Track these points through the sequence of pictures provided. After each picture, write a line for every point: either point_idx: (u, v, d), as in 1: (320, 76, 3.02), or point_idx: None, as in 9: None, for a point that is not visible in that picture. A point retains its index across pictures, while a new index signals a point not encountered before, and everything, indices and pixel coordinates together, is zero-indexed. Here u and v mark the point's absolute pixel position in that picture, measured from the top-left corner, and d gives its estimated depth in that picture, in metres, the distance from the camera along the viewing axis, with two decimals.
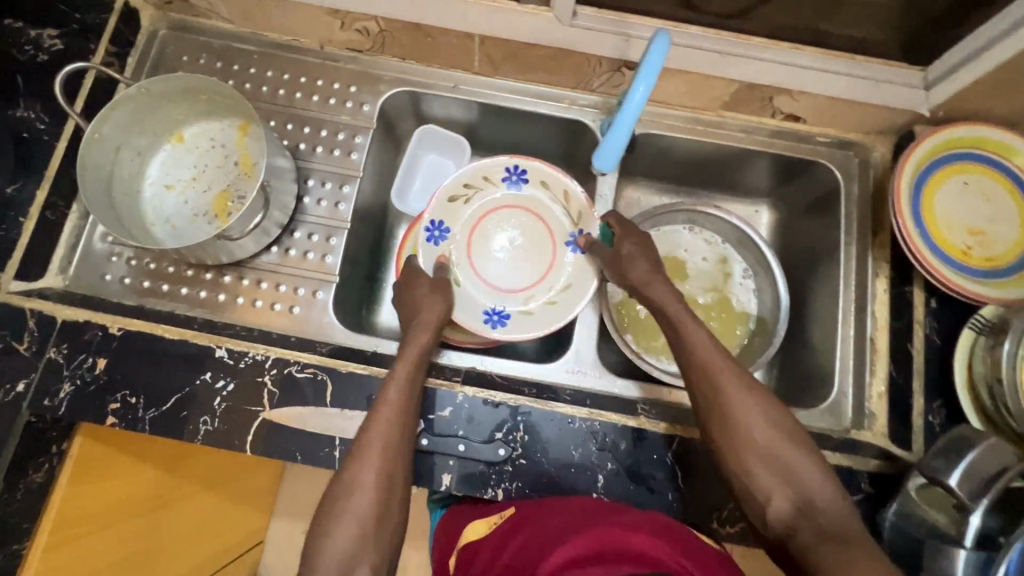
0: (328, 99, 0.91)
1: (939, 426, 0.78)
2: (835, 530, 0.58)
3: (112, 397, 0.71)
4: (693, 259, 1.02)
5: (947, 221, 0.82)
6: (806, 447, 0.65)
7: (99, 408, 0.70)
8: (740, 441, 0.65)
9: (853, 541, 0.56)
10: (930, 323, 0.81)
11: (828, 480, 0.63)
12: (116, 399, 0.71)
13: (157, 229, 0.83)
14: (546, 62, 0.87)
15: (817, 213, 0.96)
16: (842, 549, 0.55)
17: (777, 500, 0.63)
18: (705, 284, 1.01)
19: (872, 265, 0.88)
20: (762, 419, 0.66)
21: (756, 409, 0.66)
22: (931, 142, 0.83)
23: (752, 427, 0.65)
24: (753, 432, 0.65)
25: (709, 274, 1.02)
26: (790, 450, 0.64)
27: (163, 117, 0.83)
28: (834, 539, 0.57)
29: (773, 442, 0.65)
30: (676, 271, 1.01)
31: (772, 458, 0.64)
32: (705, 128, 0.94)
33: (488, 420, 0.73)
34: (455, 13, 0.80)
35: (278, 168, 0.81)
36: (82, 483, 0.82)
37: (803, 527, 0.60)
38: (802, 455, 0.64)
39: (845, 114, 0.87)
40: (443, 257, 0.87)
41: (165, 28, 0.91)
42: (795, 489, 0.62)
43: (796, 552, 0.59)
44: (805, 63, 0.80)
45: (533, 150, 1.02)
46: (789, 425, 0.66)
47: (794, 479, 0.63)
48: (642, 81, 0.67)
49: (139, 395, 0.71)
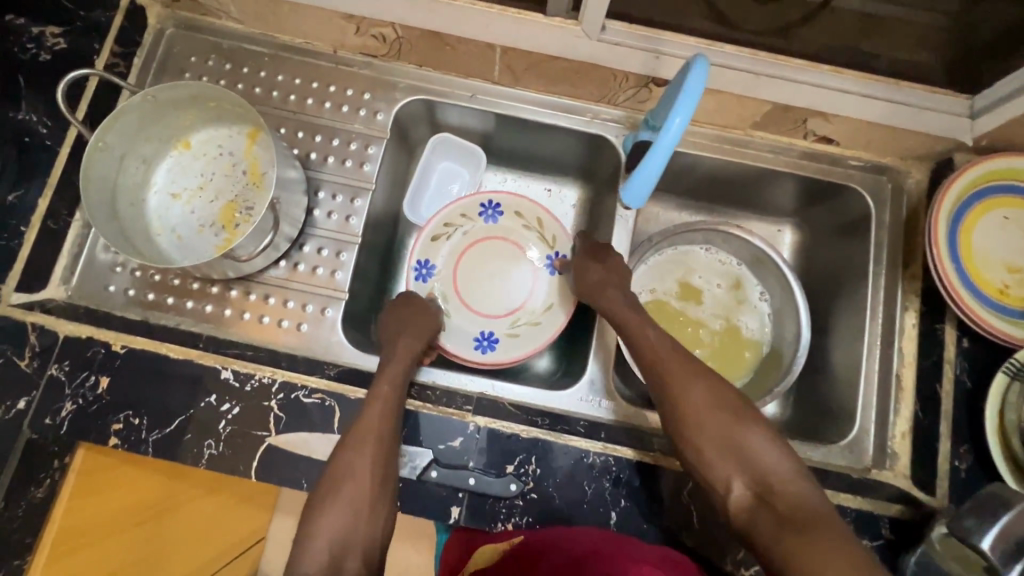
0: (340, 106, 0.88)
1: (965, 471, 0.75)
2: (794, 514, 0.58)
3: (115, 417, 0.70)
4: (708, 288, 0.99)
5: (985, 258, 0.79)
6: (760, 427, 0.65)
7: (102, 429, 0.69)
8: (690, 430, 0.67)
9: (808, 524, 0.56)
10: (960, 363, 0.79)
11: (785, 460, 0.63)
12: (119, 420, 0.70)
13: (162, 239, 0.80)
14: (569, 75, 0.83)
15: (845, 238, 0.92)
16: (799, 535, 0.55)
17: (737, 486, 0.63)
18: (719, 313, 0.98)
19: (902, 298, 0.84)
20: (711, 403, 0.67)
21: (703, 398, 0.68)
22: (973, 174, 0.79)
23: (700, 412, 0.67)
24: (705, 417, 0.66)
25: (724, 302, 0.99)
26: (744, 432, 0.65)
27: (169, 124, 0.80)
28: (790, 522, 0.57)
29: (722, 424, 0.66)
30: (691, 299, 0.98)
31: (727, 446, 0.65)
32: (733, 146, 0.90)
33: (500, 452, 0.72)
34: (477, 23, 0.76)
35: (288, 180, 0.78)
36: (83, 500, 0.80)
37: (762, 514, 0.60)
38: (757, 436, 0.64)
39: (882, 138, 0.83)
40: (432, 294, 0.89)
41: (172, 26, 0.87)
42: (751, 473, 0.63)
43: (757, 542, 0.59)
44: (844, 87, 0.76)
45: (551, 162, 0.98)
46: (740, 410, 0.67)
47: (750, 462, 0.63)
48: (683, 103, 0.61)
49: (143, 416, 0.70)
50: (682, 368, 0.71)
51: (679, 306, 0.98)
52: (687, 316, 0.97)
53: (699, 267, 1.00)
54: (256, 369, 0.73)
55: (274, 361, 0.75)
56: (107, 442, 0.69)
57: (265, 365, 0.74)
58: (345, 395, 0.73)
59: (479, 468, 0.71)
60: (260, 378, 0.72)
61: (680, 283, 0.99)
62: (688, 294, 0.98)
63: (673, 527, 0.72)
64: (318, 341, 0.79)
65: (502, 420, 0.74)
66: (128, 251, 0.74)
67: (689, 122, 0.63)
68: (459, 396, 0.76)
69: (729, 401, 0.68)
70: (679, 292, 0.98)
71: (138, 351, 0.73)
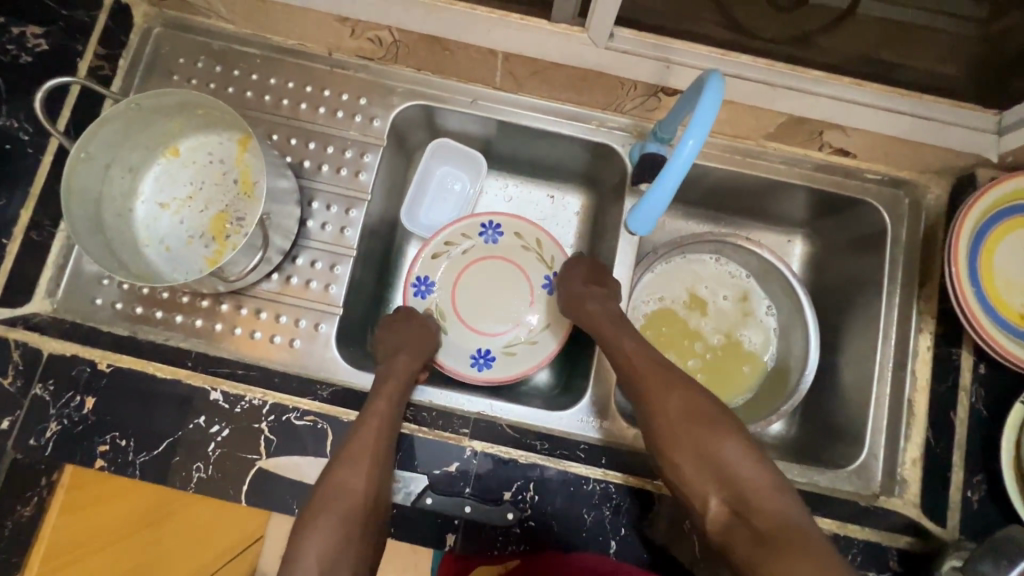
0: (335, 112, 0.84)
1: (978, 502, 0.73)
2: (771, 530, 0.53)
3: (102, 438, 0.68)
4: (714, 299, 0.96)
5: (1007, 281, 0.76)
6: (738, 436, 0.61)
7: (88, 451, 0.68)
8: (665, 443, 0.63)
9: (786, 539, 0.51)
10: (976, 390, 0.76)
11: (764, 470, 0.59)
12: (106, 441, 0.68)
13: (150, 251, 0.77)
14: (575, 82, 0.79)
15: (858, 252, 0.89)
16: (776, 551, 0.51)
17: (714, 501, 0.59)
18: (723, 327, 0.95)
19: (917, 319, 0.81)
20: (686, 412, 0.64)
21: (679, 409, 0.64)
22: (998, 193, 0.76)
23: (674, 423, 0.63)
24: (680, 428, 0.63)
25: (729, 315, 0.96)
26: (719, 441, 0.61)
27: (157, 131, 0.76)
28: (767, 541, 0.52)
29: (695, 434, 0.62)
30: (696, 310, 0.95)
31: (701, 460, 0.61)
32: (745, 157, 0.86)
33: (497, 478, 0.70)
34: (479, 28, 0.73)
35: (280, 190, 0.75)
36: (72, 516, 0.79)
37: (739, 531, 0.56)
38: (734, 446, 0.60)
39: (901, 152, 0.80)
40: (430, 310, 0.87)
41: (160, 25, 0.84)
42: (727, 486, 0.58)
43: (736, 560, 0.55)
44: (864, 100, 0.72)
45: (554, 169, 0.95)
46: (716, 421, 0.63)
47: (727, 474, 0.59)
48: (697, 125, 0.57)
49: (130, 438, 0.68)
50: (656, 378, 0.68)
51: (686, 318, 0.95)
52: (695, 330, 0.95)
53: (706, 277, 0.96)
54: (247, 390, 0.71)
55: (265, 380, 0.73)
56: (94, 463, 0.68)
57: (256, 386, 0.72)
58: (338, 418, 0.71)
59: (475, 495, 0.70)
60: (250, 399, 0.71)
61: (686, 293, 0.96)
62: (695, 306, 0.95)
63: (675, 557, 0.70)
64: (311, 358, 0.77)
65: (499, 444, 0.72)
66: (114, 266, 0.71)
67: (703, 144, 0.58)
68: (455, 418, 0.74)
69: (703, 409, 0.64)
70: (687, 303, 0.95)
71: (126, 370, 0.71)
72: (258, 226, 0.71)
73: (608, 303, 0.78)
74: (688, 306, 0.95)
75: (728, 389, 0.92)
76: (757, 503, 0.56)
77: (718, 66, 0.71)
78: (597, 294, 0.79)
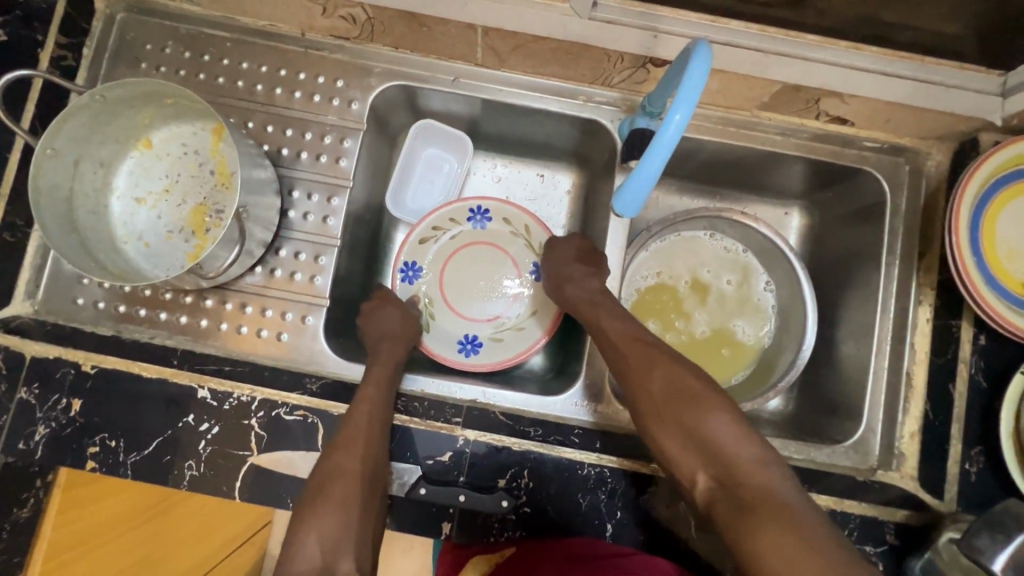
0: (312, 96, 0.81)
1: (976, 474, 0.72)
2: (755, 501, 0.51)
3: (91, 440, 0.68)
4: (717, 284, 0.94)
5: (1009, 248, 0.73)
6: (724, 408, 0.59)
7: (78, 454, 0.67)
8: (650, 420, 0.62)
9: (772, 513, 0.50)
10: (976, 362, 0.75)
11: (750, 442, 0.56)
12: (95, 443, 0.68)
13: (129, 247, 0.76)
14: (559, 57, 0.76)
15: (856, 224, 0.86)
16: (763, 524, 0.49)
17: (702, 476, 0.57)
18: (725, 312, 0.94)
19: (917, 291, 0.79)
20: (669, 390, 0.62)
21: (661, 383, 0.62)
22: (1002, 157, 0.73)
23: (658, 400, 0.62)
24: (664, 406, 0.61)
25: (731, 300, 0.94)
26: (702, 415, 0.59)
27: (126, 122, 0.74)
28: (753, 512, 0.51)
29: (681, 410, 0.60)
30: (697, 294, 0.94)
31: (686, 434, 0.59)
32: (739, 129, 0.83)
33: (491, 466, 0.70)
34: (455, 3, 0.69)
35: (258, 181, 0.72)
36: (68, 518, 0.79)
37: (723, 501, 0.54)
38: (720, 418, 0.58)
39: (901, 118, 0.77)
40: (418, 297, 0.86)
41: (123, 10, 0.80)
42: (711, 461, 0.56)
43: (722, 533, 0.53)
44: (862, 65, 0.69)
45: (542, 148, 0.92)
46: (699, 392, 0.61)
47: (713, 448, 0.57)
48: (684, 93, 0.54)
49: (120, 439, 0.68)
50: (640, 357, 0.66)
51: (684, 301, 0.93)
52: (688, 312, 0.93)
53: (710, 261, 0.94)
54: (236, 386, 0.70)
55: (255, 376, 0.72)
56: (85, 465, 0.67)
57: (244, 383, 0.71)
58: (329, 412, 0.70)
59: (469, 483, 0.70)
60: (241, 395, 0.70)
61: (687, 276, 0.94)
62: (697, 291, 0.94)
63: (670, 537, 0.70)
64: (300, 351, 0.76)
65: (493, 432, 0.71)
66: (91, 265, 0.70)
67: (691, 115, 0.55)
68: (448, 408, 0.73)
69: (686, 383, 0.62)
70: (688, 288, 0.94)
71: (112, 371, 0.70)
72: (234, 219, 0.69)
73: (586, 282, 0.77)
74: (689, 292, 0.94)
75: (725, 367, 0.92)
76: (744, 478, 0.54)
77: (709, 35, 0.68)
78: (577, 274, 0.78)
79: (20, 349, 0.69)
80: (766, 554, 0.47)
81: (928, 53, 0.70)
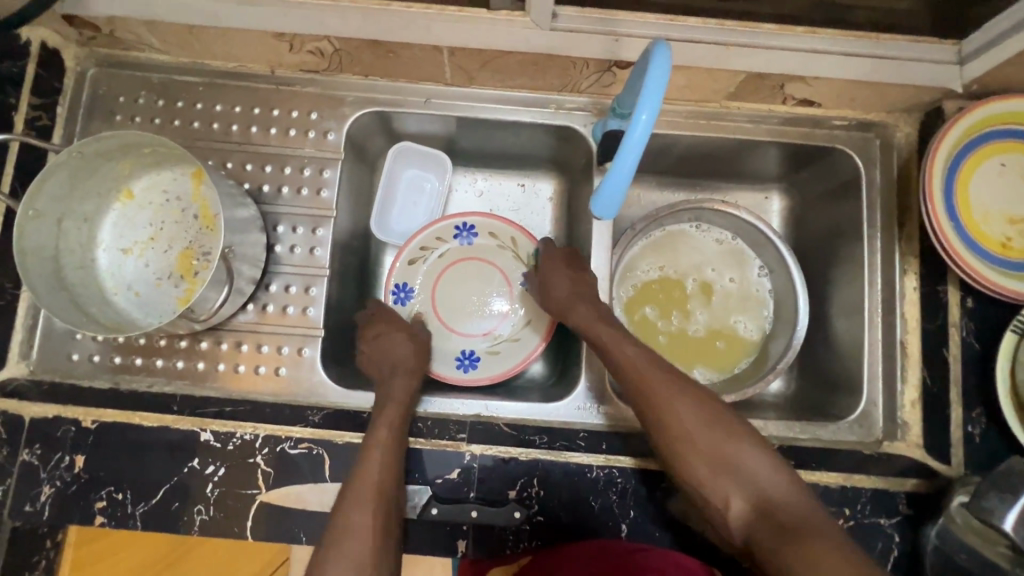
0: (287, 131, 0.82)
1: (979, 436, 0.73)
2: (795, 527, 0.53)
3: (98, 494, 0.67)
4: (721, 281, 0.94)
5: (984, 211, 0.75)
6: (754, 439, 0.62)
7: (86, 510, 0.67)
8: (679, 448, 0.62)
9: (814, 534, 0.51)
10: (967, 325, 0.76)
11: (780, 471, 0.59)
12: (102, 497, 0.67)
13: (120, 298, 0.76)
14: (526, 69, 0.77)
15: (834, 202, 0.88)
16: (804, 544, 0.51)
17: (737, 502, 0.59)
18: (729, 309, 0.94)
19: (900, 262, 0.81)
20: (699, 420, 0.63)
21: (691, 410, 0.63)
22: (968, 121, 0.74)
23: (689, 429, 0.62)
24: (689, 432, 0.62)
25: (735, 297, 0.94)
26: (736, 444, 0.61)
27: (106, 176, 0.74)
28: (793, 537, 0.52)
29: (713, 440, 0.61)
30: (703, 293, 0.94)
31: (720, 463, 0.60)
32: (710, 121, 0.84)
33: (501, 479, 0.70)
34: (418, 27, 0.70)
35: (242, 219, 0.73)
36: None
37: (762, 528, 0.56)
38: (752, 448, 0.60)
39: (865, 95, 0.78)
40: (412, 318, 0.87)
41: (94, 66, 0.81)
42: (748, 488, 0.58)
43: (762, 560, 0.54)
44: (820, 48, 0.71)
45: (520, 158, 0.93)
46: (730, 421, 0.63)
47: (747, 476, 0.59)
48: (648, 95, 0.55)
49: (126, 490, 0.68)
50: (666, 386, 0.66)
51: (686, 299, 0.94)
52: (689, 310, 0.93)
53: (715, 259, 0.95)
54: (238, 426, 0.70)
55: (256, 414, 0.72)
56: (94, 520, 0.67)
57: (245, 422, 0.70)
58: (334, 441, 0.70)
59: (480, 498, 0.70)
60: (244, 434, 0.70)
61: (693, 276, 0.94)
62: (702, 292, 0.94)
63: (685, 530, 0.70)
64: (299, 385, 0.76)
65: (499, 445, 0.71)
66: (83, 320, 0.70)
67: (657, 114, 0.56)
68: (451, 425, 0.73)
69: (716, 413, 0.64)
70: (694, 289, 0.94)
71: (114, 422, 0.70)
72: (220, 260, 0.69)
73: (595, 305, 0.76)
74: (695, 291, 0.94)
75: (724, 356, 0.92)
76: (776, 506, 0.56)
77: (668, 33, 0.69)
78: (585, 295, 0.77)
79: (20, 410, 0.69)
80: (811, 565, 0.48)
81: (884, 30, 0.71)
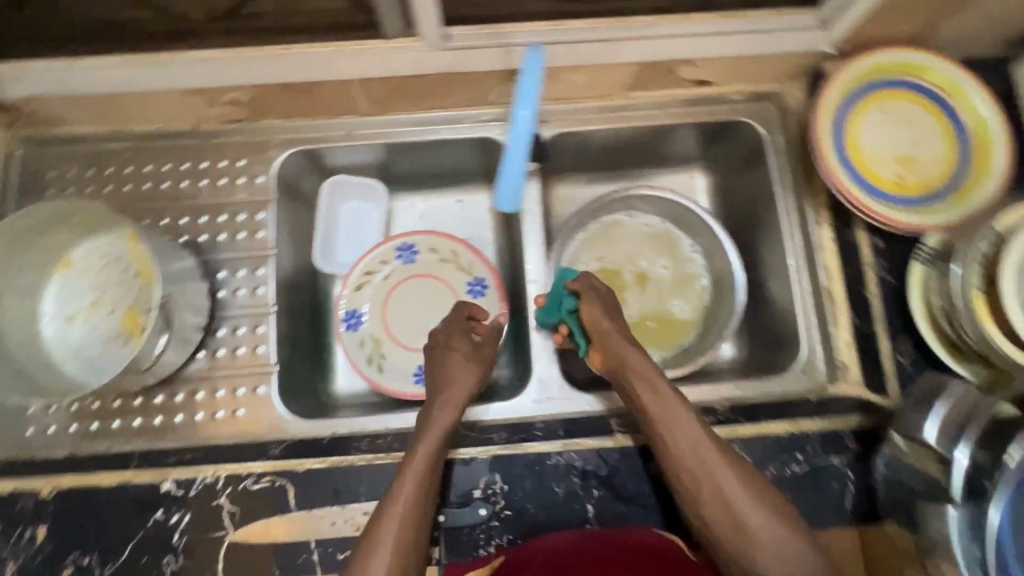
0: (217, 180, 0.85)
1: (909, 364, 0.78)
2: None
3: (63, 561, 0.68)
4: (654, 269, 0.97)
5: (875, 154, 0.82)
6: (803, 529, 0.60)
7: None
8: (722, 517, 0.61)
9: None
10: (881, 263, 0.82)
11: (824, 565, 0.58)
12: (68, 564, 0.68)
13: (69, 365, 0.76)
14: (434, 89, 0.82)
15: (750, 170, 0.92)
16: None
17: None
18: (668, 293, 0.96)
19: (814, 216, 0.86)
20: (750, 500, 0.61)
21: (742, 491, 0.61)
22: (847, 77, 0.80)
23: (736, 503, 0.61)
24: (725, 496, 0.61)
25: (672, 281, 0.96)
26: (786, 530, 0.60)
27: (43, 247, 0.77)
28: None
29: (763, 523, 0.60)
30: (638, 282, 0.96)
31: (762, 548, 0.59)
32: (618, 113, 0.89)
33: (463, 482, 0.71)
34: (331, 62, 0.77)
35: (180, 270, 0.76)
36: None
37: None
38: (800, 537, 0.59)
39: (750, 69, 0.85)
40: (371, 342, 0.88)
41: (21, 146, 0.84)
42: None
43: None
44: (701, 31, 0.80)
45: (449, 173, 0.95)
46: (783, 506, 0.62)
47: (787, 563, 0.58)
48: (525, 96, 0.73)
49: (91, 554, 0.68)
50: (717, 455, 0.63)
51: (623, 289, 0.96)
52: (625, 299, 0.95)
53: (646, 249, 0.98)
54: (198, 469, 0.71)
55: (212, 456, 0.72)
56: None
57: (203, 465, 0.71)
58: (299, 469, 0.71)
59: (446, 503, 0.71)
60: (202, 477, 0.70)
61: (629, 268, 0.97)
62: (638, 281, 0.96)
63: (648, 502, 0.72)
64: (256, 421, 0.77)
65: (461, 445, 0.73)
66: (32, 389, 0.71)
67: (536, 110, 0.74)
68: (413, 435, 0.74)
69: (768, 493, 0.62)
70: (631, 279, 0.96)
71: (78, 486, 0.70)
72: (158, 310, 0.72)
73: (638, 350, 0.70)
74: (631, 282, 0.97)
75: (669, 336, 0.94)
76: None
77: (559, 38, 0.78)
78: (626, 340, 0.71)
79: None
80: None
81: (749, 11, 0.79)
